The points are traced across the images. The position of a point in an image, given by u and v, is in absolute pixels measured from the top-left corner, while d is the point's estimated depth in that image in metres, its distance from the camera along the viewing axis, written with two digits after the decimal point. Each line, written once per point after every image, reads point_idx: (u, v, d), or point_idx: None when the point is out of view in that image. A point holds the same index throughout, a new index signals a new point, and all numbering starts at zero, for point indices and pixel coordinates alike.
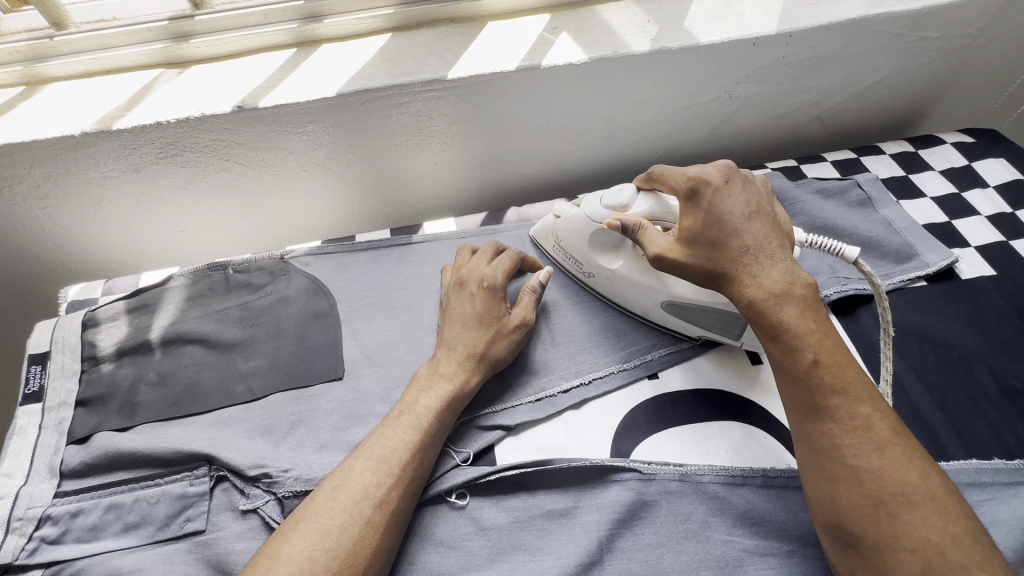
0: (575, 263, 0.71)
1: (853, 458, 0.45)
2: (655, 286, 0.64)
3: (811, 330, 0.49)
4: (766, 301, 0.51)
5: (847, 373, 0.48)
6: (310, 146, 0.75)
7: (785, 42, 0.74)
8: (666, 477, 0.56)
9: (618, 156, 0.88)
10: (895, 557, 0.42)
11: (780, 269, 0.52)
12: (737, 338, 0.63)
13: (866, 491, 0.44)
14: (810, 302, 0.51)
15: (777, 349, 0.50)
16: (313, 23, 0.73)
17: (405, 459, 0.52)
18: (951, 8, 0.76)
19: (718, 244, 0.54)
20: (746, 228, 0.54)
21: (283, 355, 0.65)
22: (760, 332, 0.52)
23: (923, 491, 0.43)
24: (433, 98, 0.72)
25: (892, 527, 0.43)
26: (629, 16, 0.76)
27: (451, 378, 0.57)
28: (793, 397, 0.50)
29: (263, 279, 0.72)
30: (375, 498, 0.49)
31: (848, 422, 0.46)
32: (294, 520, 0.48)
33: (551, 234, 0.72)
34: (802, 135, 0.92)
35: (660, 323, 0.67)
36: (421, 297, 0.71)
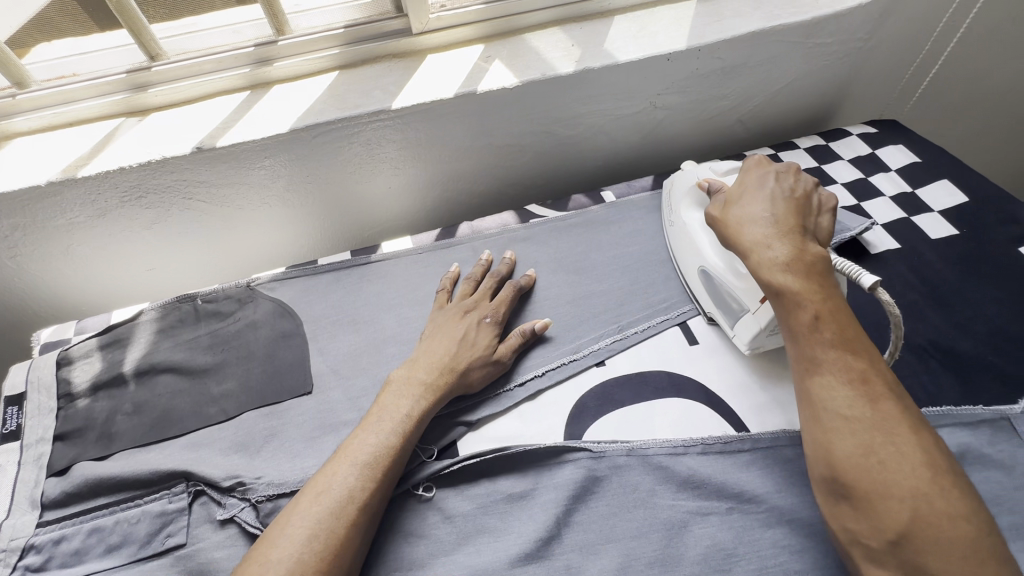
0: (669, 210, 0.81)
1: (848, 408, 0.50)
2: (700, 249, 0.72)
3: (816, 292, 0.55)
4: (773, 267, 0.58)
5: (850, 334, 0.53)
6: (269, 179, 0.80)
7: (696, 56, 0.83)
8: (615, 454, 0.61)
9: (562, 167, 0.95)
10: (884, 503, 0.46)
11: (790, 242, 0.58)
12: (732, 326, 0.68)
13: (859, 442, 0.49)
14: (816, 272, 0.57)
15: (784, 307, 0.57)
16: (264, 67, 0.79)
17: (384, 462, 0.56)
18: (839, 16, 0.85)
19: (746, 212, 0.63)
20: (769, 207, 0.62)
21: (254, 375, 0.69)
22: (770, 295, 0.58)
23: (914, 445, 0.48)
24: (383, 127, 0.78)
25: (883, 476, 0.47)
26: (556, 42, 0.84)
27: (428, 387, 0.62)
28: (799, 354, 0.55)
29: (231, 306, 0.75)
30: (358, 501, 0.53)
31: (846, 375, 0.51)
32: (279, 525, 0.52)
33: (670, 182, 0.84)
34: (727, 137, 1.01)
35: (694, 289, 0.74)
36: (382, 310, 0.76)
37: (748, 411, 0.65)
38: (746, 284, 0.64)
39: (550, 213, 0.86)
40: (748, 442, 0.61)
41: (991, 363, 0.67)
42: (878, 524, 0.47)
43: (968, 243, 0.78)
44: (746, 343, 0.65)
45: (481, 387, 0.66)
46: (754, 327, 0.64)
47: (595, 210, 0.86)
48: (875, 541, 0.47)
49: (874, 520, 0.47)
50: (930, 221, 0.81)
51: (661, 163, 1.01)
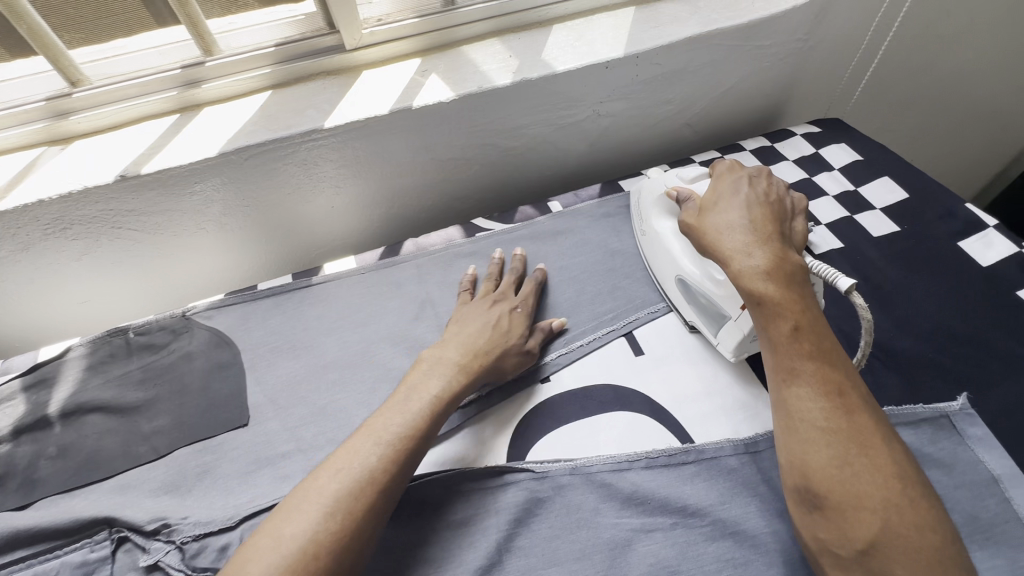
0: (640, 219, 0.80)
1: (824, 419, 0.49)
2: (675, 259, 0.71)
3: (794, 301, 0.54)
4: (751, 274, 0.56)
5: (826, 344, 0.52)
6: (203, 204, 0.78)
7: (635, 63, 0.83)
8: (558, 473, 0.60)
9: (509, 178, 0.95)
10: (856, 515, 0.46)
11: (767, 250, 0.57)
12: (716, 334, 0.67)
13: (835, 453, 0.47)
14: (793, 279, 0.55)
15: (762, 314, 0.55)
16: (193, 89, 0.77)
17: (408, 442, 0.54)
18: (776, 19, 0.85)
19: (723, 218, 0.62)
20: (746, 213, 0.61)
21: (187, 410, 0.66)
22: (748, 301, 0.57)
23: (886, 456, 0.47)
24: (318, 146, 0.76)
25: (857, 487, 0.46)
26: (494, 54, 0.83)
27: (461, 369, 0.62)
28: (775, 362, 0.54)
29: (165, 338, 0.73)
30: (379, 481, 0.51)
31: (823, 386, 0.50)
32: (295, 500, 0.49)
33: (640, 189, 0.83)
34: (675, 140, 1.01)
35: (674, 298, 0.73)
36: (323, 334, 0.74)
37: (693, 421, 0.64)
38: (724, 291, 0.63)
39: (496, 227, 0.85)
40: (692, 454, 0.61)
41: (931, 360, 0.67)
42: (848, 535, 0.46)
43: (908, 240, 0.78)
44: (732, 352, 0.64)
45: (511, 375, 0.67)
46: (737, 335, 0.63)
47: (542, 221, 0.85)
48: (845, 551, 0.46)
49: (846, 531, 0.46)
50: (872, 219, 0.81)
51: (610, 169, 1.01)
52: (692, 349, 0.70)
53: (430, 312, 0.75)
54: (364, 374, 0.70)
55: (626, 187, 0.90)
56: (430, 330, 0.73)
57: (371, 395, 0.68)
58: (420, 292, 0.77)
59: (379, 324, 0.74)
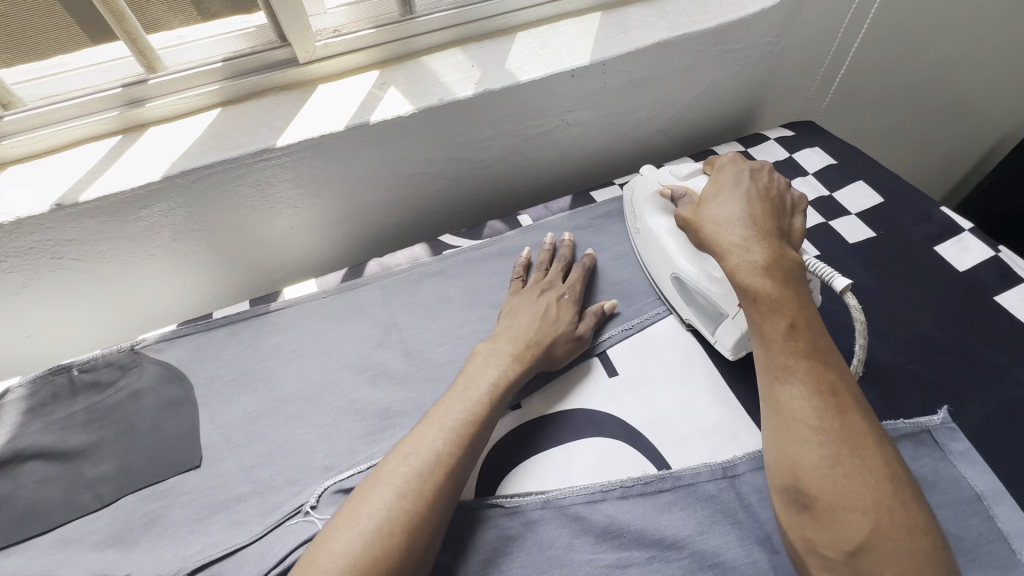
0: (633, 217, 0.78)
1: (817, 417, 0.47)
2: (670, 256, 0.69)
3: (789, 297, 0.52)
4: (745, 267, 0.54)
5: (821, 342, 0.50)
6: (151, 230, 0.73)
7: (602, 70, 0.80)
8: (529, 507, 0.57)
9: (478, 191, 0.92)
10: (846, 516, 0.43)
11: (763, 243, 0.55)
12: (712, 333, 0.65)
13: (827, 452, 0.45)
14: (789, 275, 0.53)
15: (756, 309, 0.53)
16: (136, 108, 0.72)
17: (470, 427, 0.55)
18: (744, 22, 0.83)
19: (722, 211, 0.59)
20: (745, 206, 0.58)
21: (135, 453, 0.62)
22: (741, 296, 0.54)
23: (878, 458, 0.45)
24: (272, 166, 0.73)
25: (848, 488, 0.44)
26: (456, 64, 0.79)
27: (512, 359, 0.62)
28: (767, 358, 0.51)
29: (112, 374, 0.68)
30: (447, 464, 0.52)
31: (817, 384, 0.48)
32: (370, 481, 0.50)
33: (633, 188, 0.81)
34: (649, 147, 0.98)
35: (670, 298, 0.72)
36: (282, 365, 0.70)
37: (669, 445, 0.61)
38: (722, 288, 0.62)
39: (464, 243, 0.82)
40: (669, 481, 0.58)
41: (910, 370, 0.65)
42: (837, 535, 0.43)
43: (884, 246, 0.77)
44: (729, 350, 0.63)
45: (563, 363, 0.66)
46: (736, 334, 0.62)
47: (511, 236, 0.82)
48: (832, 553, 0.44)
49: (834, 532, 0.44)
50: (848, 225, 0.80)
51: (581, 179, 0.99)
52: (668, 367, 0.68)
53: (395, 337, 0.72)
54: (325, 406, 0.66)
55: (598, 198, 0.88)
56: (395, 356, 0.70)
57: (332, 429, 0.64)
58: (384, 316, 0.74)
59: (341, 351, 0.71)
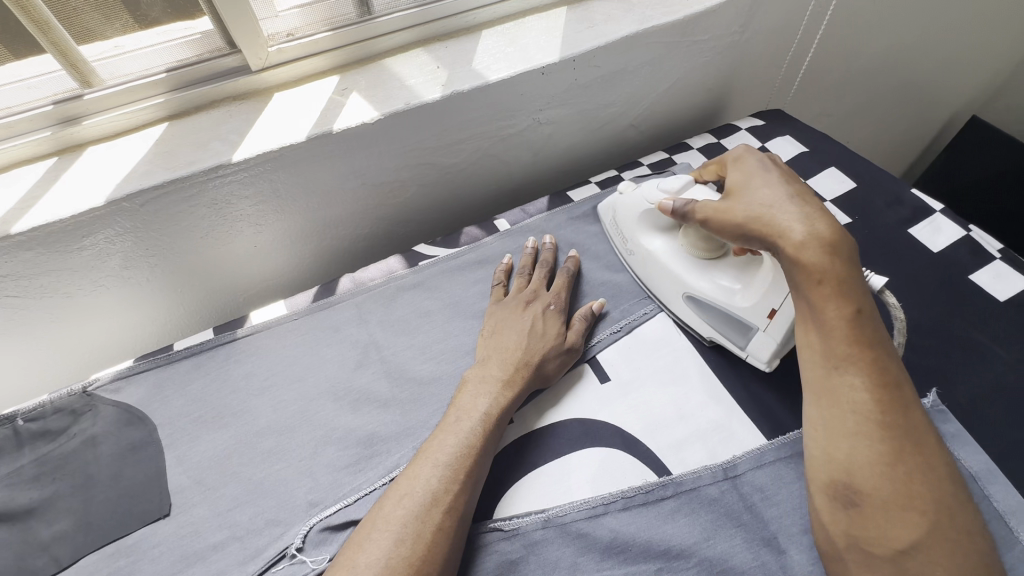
0: (623, 240, 0.75)
1: (878, 412, 0.46)
2: (682, 277, 0.67)
3: (857, 284, 0.48)
4: (812, 250, 0.48)
5: (879, 333, 0.48)
6: (98, 259, 0.67)
7: (572, 67, 0.78)
8: (530, 529, 0.54)
9: (451, 197, 0.88)
10: (902, 516, 0.43)
11: (830, 224, 0.50)
12: (741, 347, 0.64)
13: (886, 450, 0.45)
14: (852, 258, 0.49)
15: (817, 293, 0.49)
16: (71, 127, 0.66)
17: (466, 462, 0.53)
18: (710, 13, 0.82)
19: (768, 195, 0.54)
20: (793, 188, 0.54)
21: (95, 506, 0.57)
22: (800, 279, 0.50)
23: (933, 455, 0.45)
24: (228, 182, 0.67)
25: (905, 487, 0.44)
26: (420, 66, 0.76)
27: (503, 382, 0.60)
28: (826, 348, 0.48)
29: (62, 421, 0.62)
30: (444, 502, 0.50)
31: (879, 378, 0.47)
32: (365, 528, 0.49)
33: (612, 208, 0.77)
34: (622, 142, 0.97)
35: (677, 316, 0.70)
36: (254, 396, 0.65)
37: (668, 450, 0.60)
38: (749, 304, 0.61)
39: (440, 252, 0.79)
40: (670, 488, 0.56)
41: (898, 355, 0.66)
42: (887, 534, 0.43)
43: (861, 231, 0.77)
44: (766, 362, 0.61)
45: (557, 377, 0.64)
46: (771, 345, 0.60)
47: (490, 242, 0.79)
48: (879, 549, 0.44)
49: (885, 531, 0.43)
50: None
51: (556, 178, 0.96)
52: (660, 369, 0.66)
53: (375, 357, 0.68)
54: (303, 437, 0.62)
55: (576, 198, 0.86)
56: (376, 378, 0.66)
57: (314, 462, 0.60)
58: (361, 335, 0.70)
59: (318, 377, 0.66)
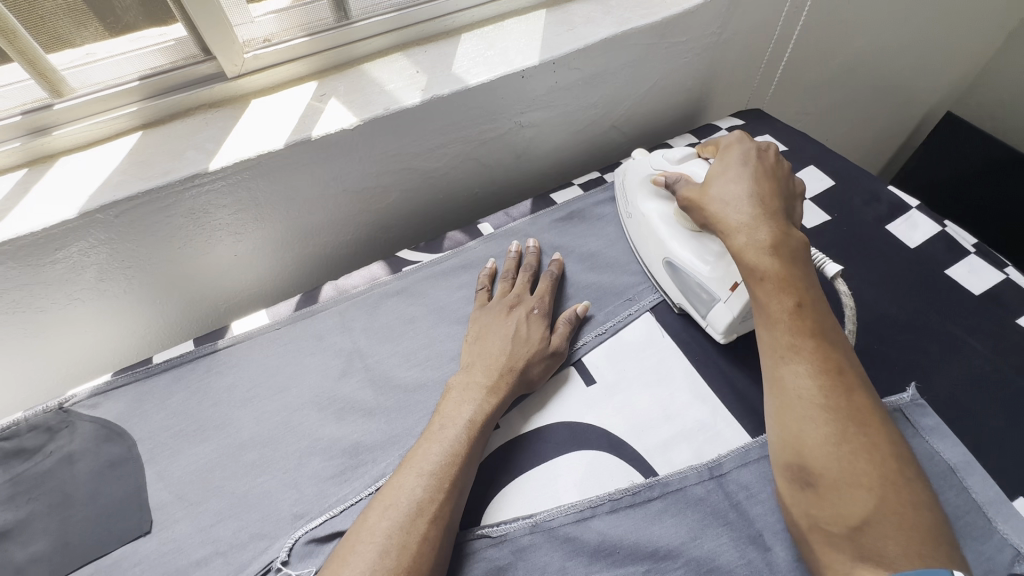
0: (625, 202, 0.78)
1: (821, 394, 0.47)
2: (663, 241, 0.69)
3: (795, 277, 0.52)
4: (751, 248, 0.54)
5: (824, 322, 0.51)
6: (72, 272, 0.66)
7: (552, 69, 0.78)
8: (518, 534, 0.54)
9: (434, 201, 0.88)
10: (849, 493, 0.43)
11: (767, 225, 0.55)
12: (704, 316, 0.66)
13: (833, 430, 0.45)
14: (795, 257, 0.53)
15: (761, 288, 0.53)
16: (41, 138, 0.64)
17: (450, 471, 0.53)
18: (688, 14, 0.82)
19: (728, 191, 0.59)
20: (747, 188, 0.58)
21: (74, 526, 0.55)
22: (745, 275, 0.54)
23: (882, 436, 0.45)
24: (206, 192, 0.66)
25: (852, 466, 0.44)
26: (399, 70, 0.75)
27: (487, 389, 0.59)
28: (771, 337, 0.51)
29: (38, 439, 0.61)
30: (428, 513, 0.50)
31: (823, 363, 0.48)
32: (350, 541, 0.49)
33: (624, 173, 0.80)
34: (605, 143, 0.97)
35: (658, 283, 0.72)
36: (237, 408, 0.64)
37: (654, 451, 0.60)
38: (717, 272, 0.63)
39: (424, 257, 0.79)
40: (657, 489, 0.56)
41: (878, 350, 0.67)
42: (839, 512, 0.44)
43: (840, 228, 0.79)
44: (721, 333, 0.63)
45: (542, 381, 0.64)
46: (728, 316, 0.62)
47: (474, 246, 0.79)
48: (836, 528, 0.44)
49: (838, 509, 0.44)
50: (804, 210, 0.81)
51: (540, 180, 0.96)
52: (645, 370, 0.66)
53: (360, 365, 0.67)
54: (287, 449, 0.61)
55: (559, 200, 0.86)
56: (361, 387, 0.65)
57: (298, 473, 0.59)
58: (345, 343, 0.69)
59: (302, 387, 0.66)
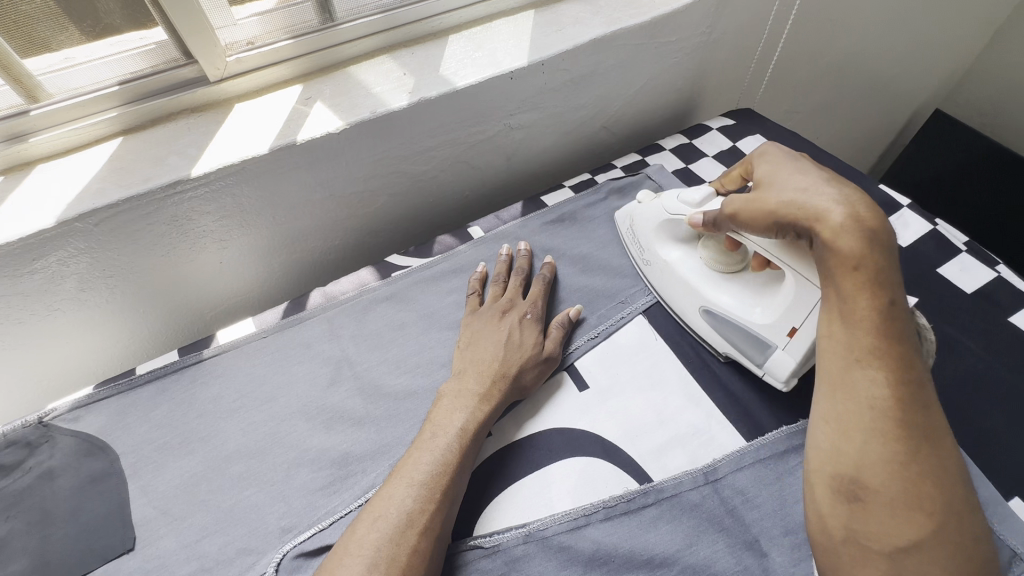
0: (640, 249, 0.74)
1: (899, 409, 0.44)
2: (701, 289, 0.66)
3: (891, 276, 0.47)
4: (853, 237, 0.46)
5: (907, 329, 0.47)
6: (52, 282, 0.64)
7: (541, 71, 0.77)
8: (512, 544, 0.53)
9: (424, 205, 0.87)
10: (907, 514, 0.42)
11: (870, 213, 0.48)
12: (758, 366, 0.62)
13: (905, 449, 0.43)
14: (890, 251, 0.47)
15: (851, 280, 0.47)
16: (17, 145, 0.63)
17: (441, 480, 0.52)
18: (678, 14, 0.82)
19: (809, 179, 0.52)
20: (831, 176, 0.52)
21: (53, 545, 0.54)
22: (829, 265, 0.48)
23: (947, 457, 0.44)
24: (189, 199, 0.65)
25: (918, 488, 0.42)
26: (386, 73, 0.74)
27: (479, 396, 0.58)
28: (850, 337, 0.47)
29: (16, 455, 0.59)
30: (419, 524, 0.49)
31: (905, 375, 0.45)
32: (339, 554, 0.48)
33: (630, 218, 0.76)
34: (595, 145, 0.97)
35: (692, 330, 0.68)
36: (223, 419, 0.63)
37: (648, 457, 0.59)
38: (769, 321, 0.60)
39: (414, 262, 0.77)
40: (652, 495, 0.56)
41: None
42: (890, 530, 0.42)
43: None
44: (783, 382, 0.60)
45: (535, 387, 0.63)
46: (790, 365, 0.58)
47: (464, 250, 0.78)
48: (877, 545, 0.43)
49: (889, 528, 0.42)
50: None
51: (531, 182, 0.96)
52: (639, 374, 0.65)
53: (348, 373, 0.66)
54: (275, 460, 0.59)
55: (550, 203, 0.85)
56: (350, 396, 0.64)
57: (286, 486, 0.58)
58: (334, 351, 0.68)
59: (289, 396, 0.64)
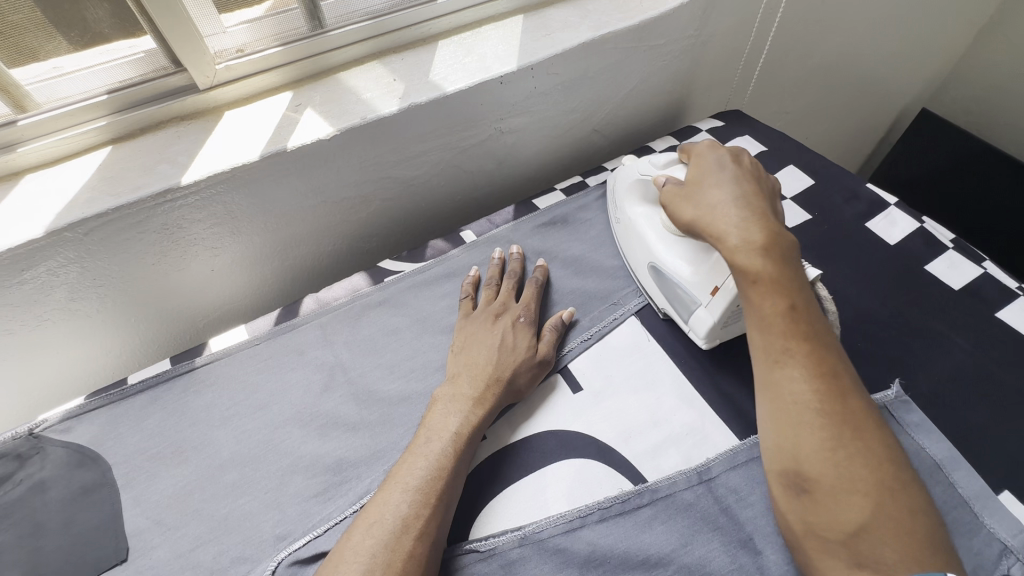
0: (614, 208, 0.78)
1: (818, 400, 0.46)
2: (648, 245, 0.69)
3: (788, 279, 0.50)
4: (744, 249, 0.52)
5: (816, 323, 0.50)
6: (41, 292, 0.64)
7: (531, 75, 0.77)
8: (507, 547, 0.53)
9: (416, 209, 0.87)
10: (845, 501, 0.43)
11: (760, 223, 0.53)
12: (688, 321, 0.65)
13: (829, 436, 0.45)
14: (785, 256, 0.51)
15: (754, 290, 0.51)
16: (5, 155, 0.62)
17: (437, 485, 0.52)
18: (665, 18, 0.82)
19: (714, 195, 0.57)
20: (734, 187, 0.57)
21: (44, 558, 0.53)
22: (738, 278, 0.53)
23: (874, 440, 0.45)
24: (179, 208, 0.65)
25: (849, 473, 0.44)
26: (375, 79, 0.74)
27: (472, 400, 0.58)
28: (765, 341, 0.50)
29: (7, 467, 0.58)
30: (415, 528, 0.49)
31: (817, 366, 0.47)
32: (335, 561, 0.48)
33: (615, 178, 0.80)
34: (586, 147, 0.97)
35: (644, 288, 0.72)
36: (216, 428, 0.62)
37: (642, 457, 0.59)
38: (699, 276, 0.62)
39: (407, 267, 0.77)
40: (646, 496, 0.56)
41: (863, 347, 0.67)
42: (836, 518, 0.43)
43: (820, 227, 0.79)
44: (703, 337, 0.63)
45: (529, 390, 0.63)
46: (710, 322, 0.61)
47: (456, 254, 0.78)
48: (832, 534, 0.44)
49: (834, 516, 0.44)
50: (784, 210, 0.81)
51: (522, 185, 0.96)
52: (632, 375, 0.66)
53: (342, 379, 0.66)
54: (269, 468, 0.59)
55: (541, 205, 0.85)
56: (344, 402, 0.64)
57: (280, 493, 0.58)
58: (327, 357, 0.68)
59: (283, 403, 0.64)
